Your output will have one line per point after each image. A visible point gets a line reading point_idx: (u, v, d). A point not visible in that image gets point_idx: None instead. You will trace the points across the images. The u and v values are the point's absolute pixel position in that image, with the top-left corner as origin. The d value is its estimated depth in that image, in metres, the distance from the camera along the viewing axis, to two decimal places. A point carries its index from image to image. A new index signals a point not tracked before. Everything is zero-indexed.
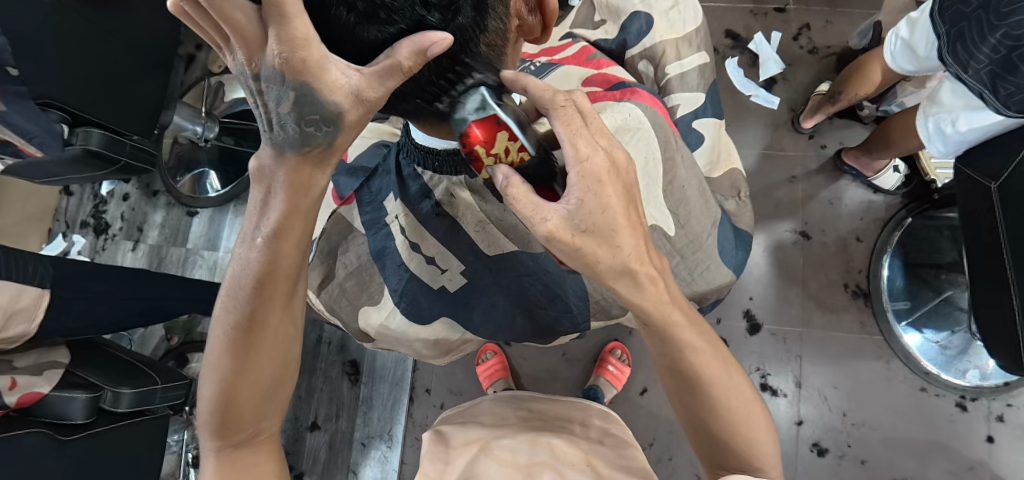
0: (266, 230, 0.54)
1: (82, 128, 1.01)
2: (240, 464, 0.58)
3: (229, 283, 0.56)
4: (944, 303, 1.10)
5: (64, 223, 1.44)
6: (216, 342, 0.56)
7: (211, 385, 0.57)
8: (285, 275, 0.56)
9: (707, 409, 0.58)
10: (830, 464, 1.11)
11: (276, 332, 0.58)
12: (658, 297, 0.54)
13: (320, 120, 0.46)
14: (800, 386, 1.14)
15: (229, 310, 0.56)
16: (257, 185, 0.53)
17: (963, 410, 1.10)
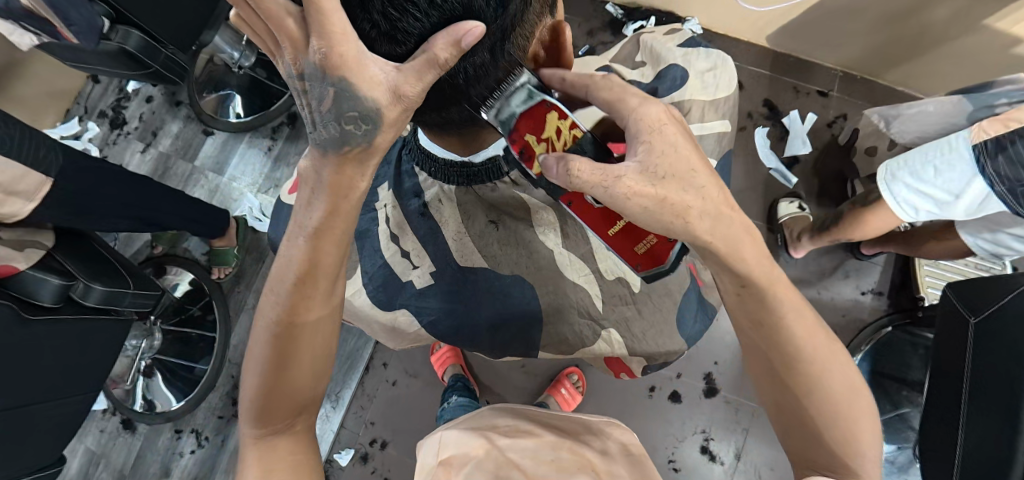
0: (308, 225, 0.56)
1: (123, 27, 1.03)
2: (279, 451, 0.59)
3: (274, 281, 0.59)
4: (898, 418, 1.11)
5: (83, 108, 1.46)
6: (262, 334, 0.60)
7: (255, 375, 0.60)
8: (326, 272, 0.58)
9: (803, 392, 0.59)
10: None
11: (317, 326, 0.60)
12: (756, 256, 0.58)
13: (358, 118, 0.50)
14: (739, 458, 1.15)
15: (274, 304, 0.59)
16: (307, 189, 0.56)
17: None
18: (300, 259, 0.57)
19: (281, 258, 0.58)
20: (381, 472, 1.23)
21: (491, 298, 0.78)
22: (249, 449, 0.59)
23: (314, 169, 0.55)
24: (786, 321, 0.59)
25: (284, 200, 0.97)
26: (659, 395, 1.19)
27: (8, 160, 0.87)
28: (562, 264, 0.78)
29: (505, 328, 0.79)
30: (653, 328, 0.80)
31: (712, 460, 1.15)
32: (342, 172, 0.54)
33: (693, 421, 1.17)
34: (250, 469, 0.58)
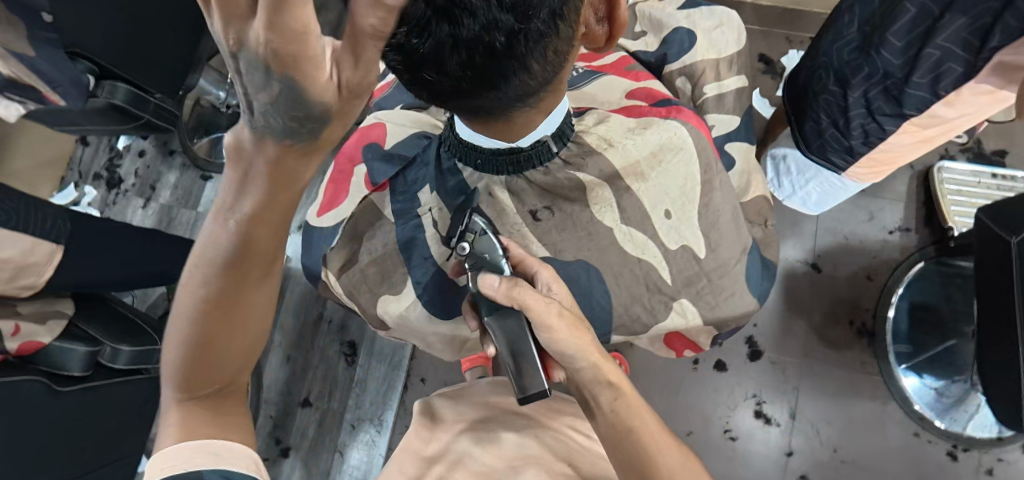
0: (246, 201, 0.48)
1: (109, 82, 1.01)
2: (207, 413, 0.56)
3: (205, 247, 0.51)
4: (946, 352, 1.09)
5: (76, 173, 1.43)
6: (190, 303, 0.53)
7: (178, 338, 0.54)
8: (265, 244, 0.51)
9: (645, 473, 0.56)
10: None
11: (253, 296, 0.55)
12: (587, 350, 0.61)
13: (303, 118, 0.39)
14: (794, 418, 1.13)
15: (202, 277, 0.52)
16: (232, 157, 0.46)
17: (953, 459, 1.10)
18: (235, 229, 0.50)
19: (212, 224, 0.51)
20: None
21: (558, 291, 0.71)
22: (173, 409, 0.56)
23: (239, 149, 0.44)
24: (629, 408, 0.60)
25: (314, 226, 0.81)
26: (703, 367, 1.17)
27: (20, 234, 0.85)
28: (627, 242, 0.72)
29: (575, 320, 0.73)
30: (722, 291, 0.73)
31: (767, 423, 1.13)
32: (283, 159, 0.43)
33: (743, 388, 1.15)
34: (169, 429, 0.55)
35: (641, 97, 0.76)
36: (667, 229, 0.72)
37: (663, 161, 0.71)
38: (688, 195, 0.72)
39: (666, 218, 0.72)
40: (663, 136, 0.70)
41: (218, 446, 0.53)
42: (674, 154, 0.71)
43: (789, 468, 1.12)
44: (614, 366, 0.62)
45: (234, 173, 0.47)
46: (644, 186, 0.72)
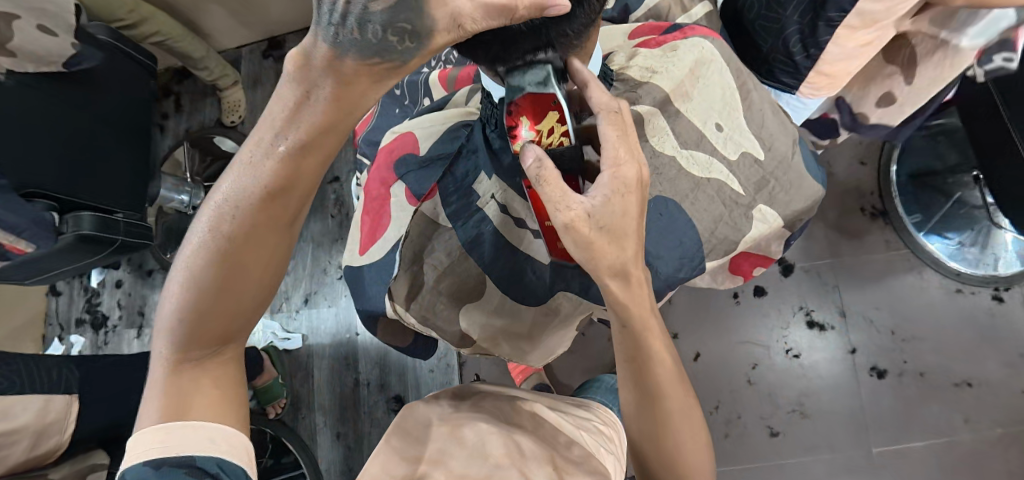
0: (289, 139, 0.44)
1: (71, 214, 0.95)
2: (200, 381, 0.50)
3: (233, 186, 0.46)
4: (957, 205, 1.12)
5: (58, 326, 1.36)
6: (203, 250, 0.47)
7: (183, 287, 0.48)
8: (298, 190, 0.47)
9: (659, 427, 0.56)
10: (892, 383, 1.10)
11: (273, 248, 0.49)
12: (639, 305, 0.53)
13: (408, 31, 0.38)
14: (845, 316, 1.14)
15: (226, 217, 0.46)
16: (285, 83, 0.42)
17: (1001, 302, 1.10)
18: (270, 168, 0.45)
19: (245, 160, 0.45)
20: None
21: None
22: (165, 373, 0.50)
23: (301, 76, 0.41)
24: (655, 357, 0.55)
25: (363, 266, 0.64)
26: (745, 298, 1.17)
27: (29, 395, 0.80)
28: (692, 166, 0.59)
29: (661, 272, 0.58)
30: (791, 182, 0.62)
31: (823, 330, 1.14)
32: (344, 88, 0.41)
33: (788, 304, 1.15)
34: (160, 397, 0.49)
35: (646, 34, 0.67)
36: (723, 139, 0.60)
37: (697, 77, 0.61)
38: (730, 102, 0.61)
39: (720, 132, 0.61)
40: (692, 51, 0.60)
41: (209, 430, 0.48)
42: (709, 66, 0.60)
43: (857, 364, 1.12)
44: (644, 305, 0.54)
45: (281, 104, 0.43)
46: (699, 100, 0.61)
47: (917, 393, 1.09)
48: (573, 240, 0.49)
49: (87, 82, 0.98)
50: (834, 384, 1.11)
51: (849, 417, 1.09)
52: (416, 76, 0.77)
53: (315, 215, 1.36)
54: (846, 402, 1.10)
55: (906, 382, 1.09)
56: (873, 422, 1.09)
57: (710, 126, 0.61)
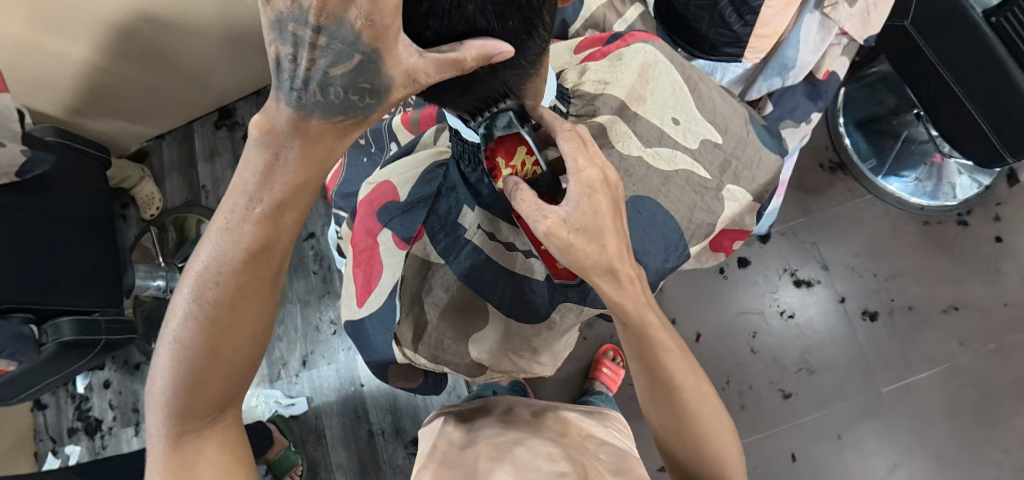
0: (263, 201, 0.46)
1: (50, 322, 0.93)
2: (201, 448, 0.50)
3: (214, 251, 0.47)
4: (907, 142, 1.18)
5: (50, 440, 1.31)
6: (191, 318, 0.48)
7: (171, 359, 0.48)
8: (278, 245, 0.49)
9: (679, 415, 0.59)
10: (885, 323, 1.14)
11: (259, 307, 0.50)
12: (636, 301, 0.54)
13: (369, 90, 0.40)
14: (828, 269, 1.17)
15: (210, 284, 0.48)
16: (252, 149, 0.45)
17: (966, 225, 1.16)
18: (249, 228, 0.47)
19: (223, 224, 0.47)
20: None
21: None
22: (165, 452, 0.49)
23: (269, 140, 0.44)
24: (663, 351, 0.57)
25: (363, 318, 0.65)
26: (731, 270, 1.19)
27: None
28: (658, 162, 0.61)
29: (649, 266, 0.59)
30: (754, 159, 0.64)
31: (810, 286, 1.17)
32: (312, 148, 0.44)
33: (773, 268, 1.18)
34: (164, 477, 0.48)
35: (590, 46, 0.70)
36: (682, 132, 0.62)
37: (647, 79, 0.63)
38: (683, 99, 0.64)
39: (677, 125, 0.62)
40: (639, 56, 0.63)
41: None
42: (657, 68, 0.64)
43: (849, 312, 1.15)
44: (641, 301, 0.55)
45: (252, 170, 0.46)
46: (652, 98, 0.63)
47: (909, 326, 1.13)
48: (554, 248, 0.50)
49: (39, 186, 0.95)
50: (832, 335, 1.14)
51: (852, 364, 1.13)
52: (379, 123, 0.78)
53: (297, 275, 1.35)
54: (847, 349, 1.13)
55: (897, 319, 1.13)
56: (875, 363, 1.12)
57: (666, 122, 0.62)
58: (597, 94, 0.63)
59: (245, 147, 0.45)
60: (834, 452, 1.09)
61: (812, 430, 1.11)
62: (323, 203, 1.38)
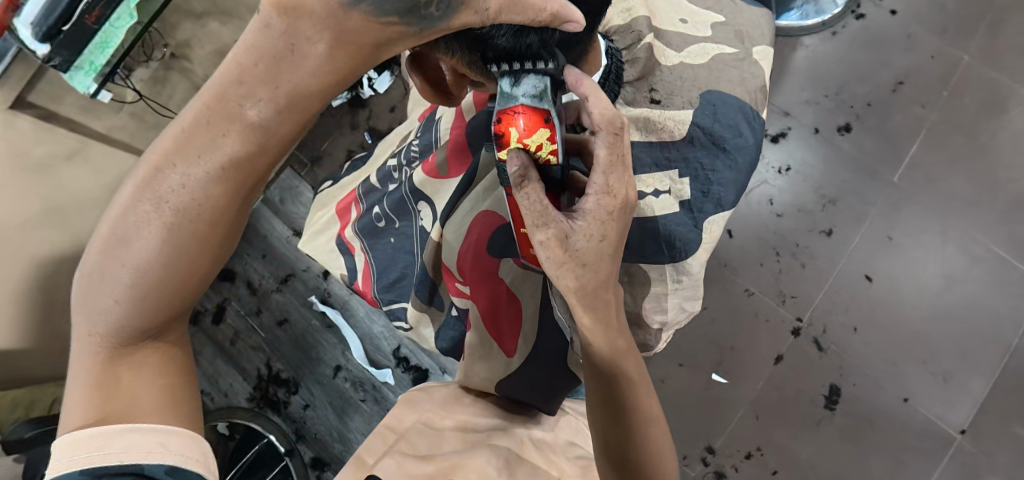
0: (259, 108, 0.41)
1: None
2: (139, 371, 0.46)
3: (188, 148, 0.43)
4: None
5: None
6: (149, 227, 0.44)
7: (127, 268, 0.44)
8: (268, 154, 0.44)
9: (629, 445, 0.53)
10: (860, 128, 1.20)
11: (228, 227, 0.47)
12: (606, 326, 0.51)
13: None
14: (788, 113, 1.24)
15: (180, 186, 0.43)
16: (255, 32, 0.39)
17: (863, 16, 1.23)
18: (236, 129, 0.42)
19: (203, 117, 0.42)
20: (737, 456, 1.13)
21: (713, 136, 0.58)
22: (94, 358, 0.46)
23: (289, 24, 0.38)
24: (627, 373, 0.53)
25: (518, 367, 0.62)
26: None
27: None
28: (694, 58, 0.61)
29: (749, 144, 0.59)
30: (750, 17, 0.65)
31: (783, 136, 1.23)
32: (339, 49, 0.39)
33: None
34: (84, 387, 0.45)
35: None
36: (690, 26, 0.63)
37: None
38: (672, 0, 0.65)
39: (687, 24, 0.63)
40: None
41: (157, 435, 0.44)
42: None
43: (828, 135, 1.21)
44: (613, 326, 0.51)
45: (255, 53, 0.39)
46: (656, 11, 0.63)
47: (878, 119, 1.20)
48: (549, 257, 0.48)
49: None
50: (827, 163, 1.20)
51: (857, 173, 1.19)
52: (388, 195, 0.73)
53: (350, 413, 1.27)
54: (846, 165, 1.20)
55: (865, 119, 1.20)
56: (872, 162, 1.19)
57: (678, 24, 0.63)
58: (626, 23, 0.61)
59: (256, 28, 0.39)
60: (891, 252, 1.15)
61: (864, 247, 1.16)
62: (331, 333, 1.31)
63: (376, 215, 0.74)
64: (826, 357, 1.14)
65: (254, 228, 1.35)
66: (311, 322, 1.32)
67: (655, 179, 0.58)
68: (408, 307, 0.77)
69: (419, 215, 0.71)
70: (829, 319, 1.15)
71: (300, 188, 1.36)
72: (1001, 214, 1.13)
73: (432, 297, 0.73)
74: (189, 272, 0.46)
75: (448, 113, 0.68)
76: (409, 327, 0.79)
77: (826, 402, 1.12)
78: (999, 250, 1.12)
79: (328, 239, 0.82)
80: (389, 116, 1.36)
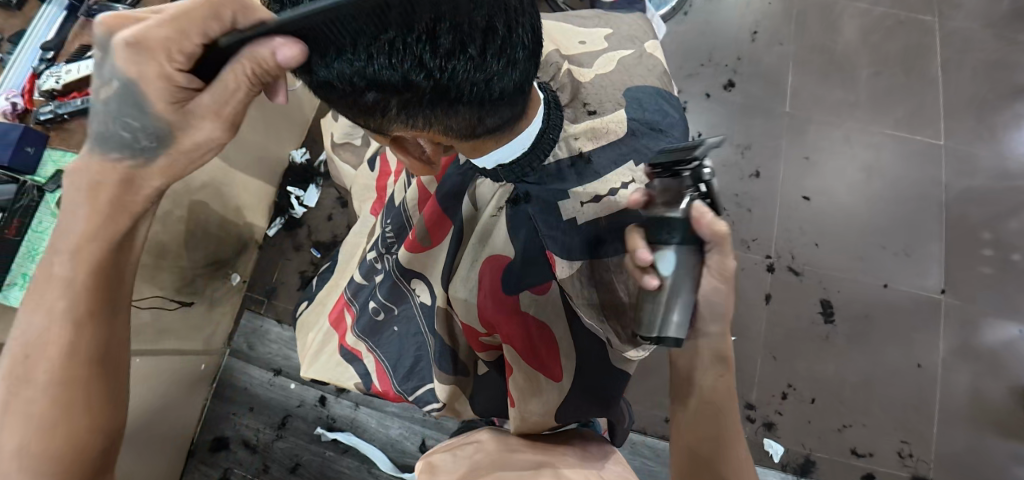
0: (65, 259, 0.48)
1: None
2: None
3: (33, 328, 0.47)
4: None
5: None
6: (35, 374, 0.47)
7: (12, 449, 0.46)
8: (104, 292, 0.49)
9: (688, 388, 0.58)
10: (740, 79, 1.34)
11: (95, 373, 0.49)
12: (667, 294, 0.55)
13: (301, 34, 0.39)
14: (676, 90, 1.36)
15: (40, 356, 0.47)
16: (70, 209, 0.48)
17: None
18: (88, 247, 0.47)
19: (34, 287, 0.48)
20: (775, 401, 1.16)
21: (648, 122, 0.60)
22: None
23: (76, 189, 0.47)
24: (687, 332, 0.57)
25: (571, 383, 0.62)
26: None
27: None
28: (603, 69, 0.63)
29: (677, 121, 0.63)
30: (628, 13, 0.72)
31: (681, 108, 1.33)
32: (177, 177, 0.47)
33: None
34: None
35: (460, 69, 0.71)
36: (588, 46, 0.66)
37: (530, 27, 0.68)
38: (556, 25, 0.69)
39: (586, 44, 0.66)
40: None
41: None
42: None
43: (719, 95, 1.33)
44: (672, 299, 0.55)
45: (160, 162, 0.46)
46: (559, 42, 0.66)
47: (751, 67, 1.34)
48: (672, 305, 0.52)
49: None
50: (728, 116, 1.32)
51: (756, 115, 1.31)
52: (378, 288, 0.73)
53: None
54: (744, 113, 1.32)
55: (741, 71, 1.34)
56: (765, 103, 1.32)
57: (579, 47, 0.66)
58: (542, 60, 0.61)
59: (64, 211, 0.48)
60: (813, 169, 1.27)
61: (790, 174, 1.28)
62: (351, 457, 1.24)
63: (372, 309, 0.73)
64: (805, 279, 1.22)
65: (234, 385, 1.29)
66: (326, 454, 1.24)
67: (616, 175, 0.55)
68: (435, 385, 0.73)
69: (415, 294, 0.71)
70: (791, 246, 1.24)
71: (263, 327, 1.32)
72: (880, 103, 1.29)
73: (454, 366, 0.71)
74: (70, 425, 0.47)
75: (411, 190, 0.68)
76: (441, 405, 0.75)
77: (824, 318, 1.19)
78: (895, 133, 1.27)
79: (330, 354, 0.80)
80: (328, 226, 1.37)
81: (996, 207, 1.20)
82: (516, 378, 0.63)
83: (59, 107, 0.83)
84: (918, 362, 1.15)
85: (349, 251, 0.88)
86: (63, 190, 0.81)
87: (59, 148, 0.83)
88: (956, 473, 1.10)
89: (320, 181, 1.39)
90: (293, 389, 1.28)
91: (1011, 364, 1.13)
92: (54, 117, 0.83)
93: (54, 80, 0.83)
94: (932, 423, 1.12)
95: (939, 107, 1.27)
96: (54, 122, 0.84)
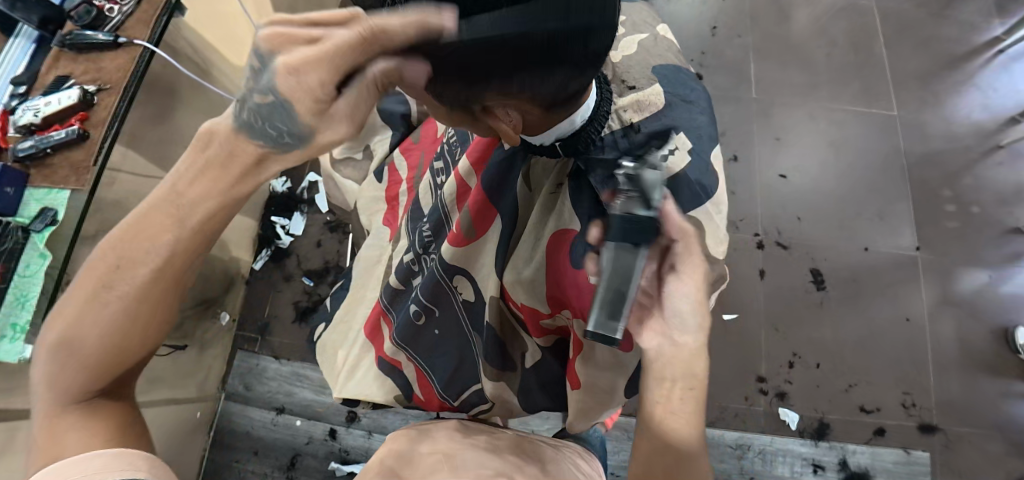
0: (188, 186, 0.48)
1: None
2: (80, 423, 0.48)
3: (136, 234, 0.48)
4: None
5: None
6: (118, 277, 0.48)
7: (73, 333, 0.48)
8: (204, 232, 0.49)
9: None
10: (706, 72, 1.41)
11: (161, 294, 0.49)
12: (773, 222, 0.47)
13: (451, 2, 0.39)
14: None
15: (134, 264, 0.48)
16: (196, 145, 0.48)
17: None
18: (206, 180, 0.48)
19: (154, 199, 0.48)
20: (783, 370, 1.21)
21: (680, 94, 0.64)
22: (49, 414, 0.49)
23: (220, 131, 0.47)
24: None
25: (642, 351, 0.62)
26: None
27: None
28: (626, 50, 0.66)
29: (701, 93, 0.66)
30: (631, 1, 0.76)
31: None
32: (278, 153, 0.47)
33: None
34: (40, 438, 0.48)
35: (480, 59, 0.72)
36: None
37: None
38: None
39: None
40: None
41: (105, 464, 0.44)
42: None
43: None
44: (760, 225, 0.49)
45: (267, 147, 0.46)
46: None
47: (715, 60, 1.42)
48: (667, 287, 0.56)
49: None
50: None
51: (726, 104, 1.38)
52: (419, 289, 0.71)
53: None
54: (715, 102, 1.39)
55: (706, 64, 1.41)
56: (732, 92, 1.39)
57: None
58: None
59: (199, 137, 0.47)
60: (785, 148, 1.35)
61: (766, 155, 1.35)
62: None
63: (414, 313, 0.71)
64: (793, 251, 1.28)
65: (234, 430, 1.21)
66: None
67: (663, 143, 0.60)
68: (484, 383, 0.73)
69: (459, 291, 0.70)
70: (776, 222, 1.30)
71: (259, 364, 1.25)
72: (835, 83, 1.39)
73: (504, 359, 0.71)
74: (130, 332, 0.49)
75: (449, 184, 0.67)
76: (490, 403, 0.75)
77: (816, 286, 1.25)
78: (852, 109, 1.37)
79: (366, 368, 0.78)
80: (318, 252, 1.32)
81: (950, 167, 1.31)
82: (582, 354, 0.64)
83: (40, 140, 0.77)
84: (906, 315, 1.23)
85: (368, 262, 0.85)
86: (53, 228, 0.72)
87: (43, 186, 0.75)
88: (956, 416, 1.17)
89: (305, 208, 1.34)
90: (299, 426, 1.21)
91: (987, 308, 1.22)
92: (35, 152, 0.77)
93: (33, 113, 0.78)
94: (927, 372, 1.19)
95: (886, 82, 1.38)
96: (34, 158, 0.77)
